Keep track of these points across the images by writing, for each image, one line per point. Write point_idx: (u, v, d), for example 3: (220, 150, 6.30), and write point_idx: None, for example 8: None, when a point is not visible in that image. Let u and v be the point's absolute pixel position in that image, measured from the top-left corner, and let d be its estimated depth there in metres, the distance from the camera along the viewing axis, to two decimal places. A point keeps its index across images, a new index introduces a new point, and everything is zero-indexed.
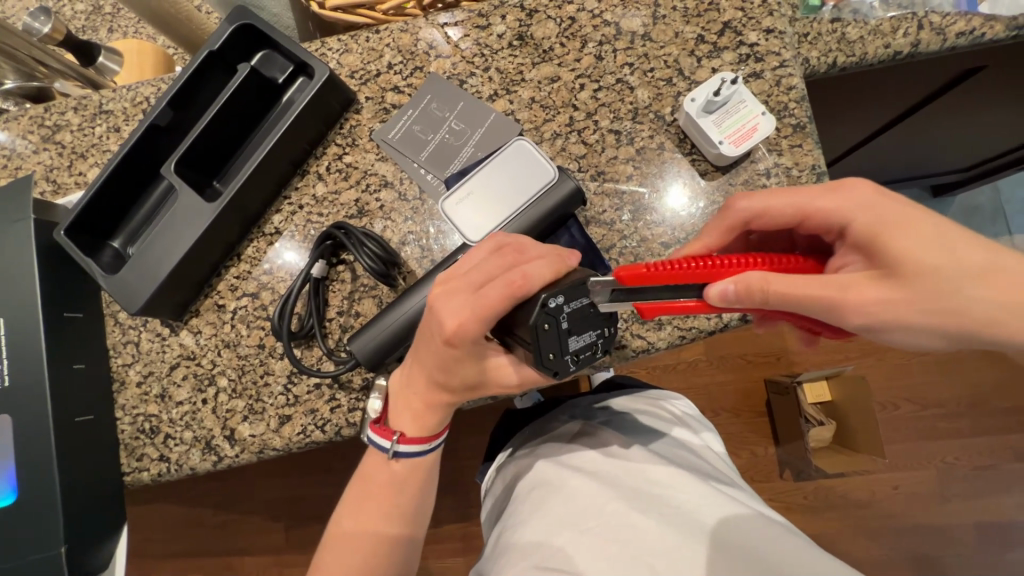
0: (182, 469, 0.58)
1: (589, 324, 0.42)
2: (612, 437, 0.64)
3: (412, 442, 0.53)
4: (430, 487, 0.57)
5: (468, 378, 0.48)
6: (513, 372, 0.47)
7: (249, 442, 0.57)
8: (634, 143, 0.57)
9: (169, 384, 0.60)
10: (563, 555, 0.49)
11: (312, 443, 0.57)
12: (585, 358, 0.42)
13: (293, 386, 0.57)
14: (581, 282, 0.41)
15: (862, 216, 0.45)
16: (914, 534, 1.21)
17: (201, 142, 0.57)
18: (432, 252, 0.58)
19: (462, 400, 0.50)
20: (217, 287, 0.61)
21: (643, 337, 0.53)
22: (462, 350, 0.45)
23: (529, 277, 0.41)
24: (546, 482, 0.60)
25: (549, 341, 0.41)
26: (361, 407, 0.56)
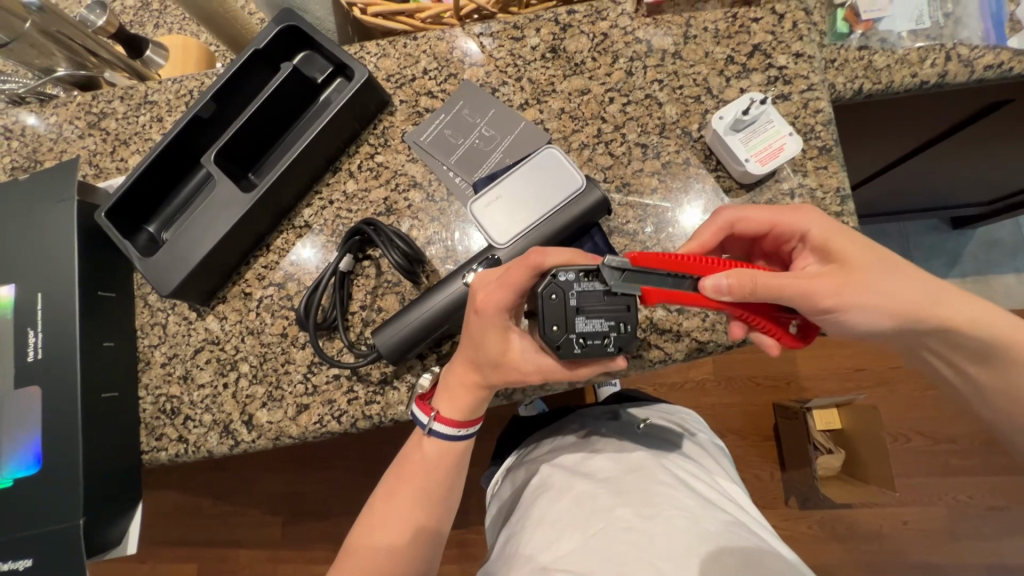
0: (198, 451, 0.59)
1: (600, 311, 0.42)
2: (623, 445, 0.65)
3: (448, 423, 0.53)
4: (450, 488, 0.57)
5: (490, 355, 0.48)
6: (533, 361, 0.47)
7: (266, 428, 0.58)
8: (661, 157, 0.58)
9: (193, 366, 0.61)
10: (567, 556, 0.49)
11: (327, 433, 0.57)
12: (592, 345, 0.42)
13: (313, 375, 0.58)
14: (596, 264, 0.42)
15: (813, 224, 0.49)
16: (920, 572, 1.18)
17: (241, 137, 0.60)
18: (456, 254, 0.59)
19: (491, 381, 0.50)
20: (246, 275, 0.63)
21: (660, 347, 0.53)
22: (486, 320, 0.47)
23: (549, 254, 0.43)
24: (554, 484, 0.60)
25: (554, 313, 0.42)
26: (378, 400, 0.57)
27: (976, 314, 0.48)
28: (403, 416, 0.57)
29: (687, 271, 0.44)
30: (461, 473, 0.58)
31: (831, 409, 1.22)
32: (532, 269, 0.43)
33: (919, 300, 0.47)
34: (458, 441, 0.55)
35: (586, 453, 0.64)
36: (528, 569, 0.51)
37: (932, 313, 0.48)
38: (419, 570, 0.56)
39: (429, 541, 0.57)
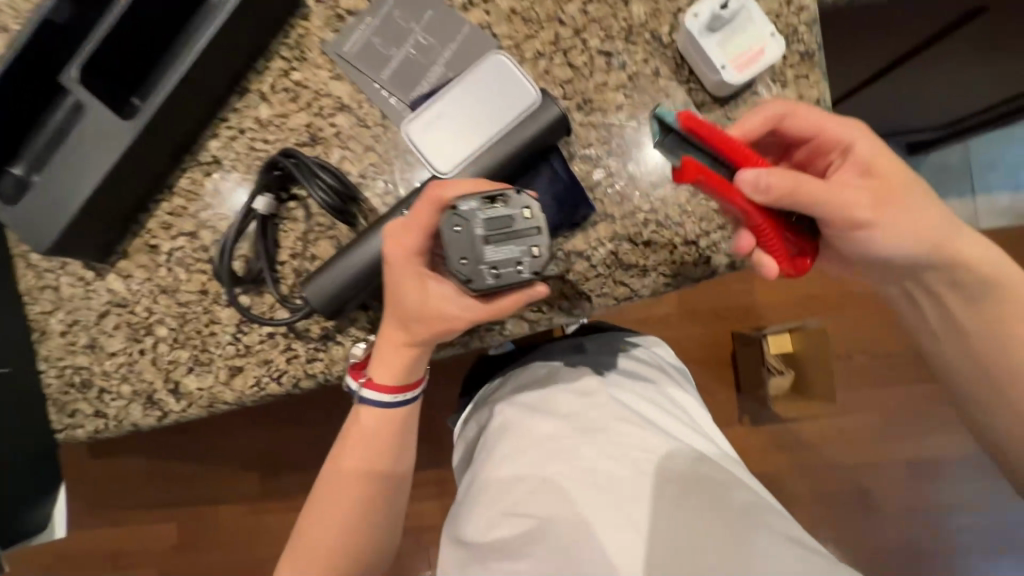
0: (122, 425, 0.53)
1: (508, 239, 0.40)
2: (586, 378, 0.61)
3: (378, 389, 0.49)
4: (406, 434, 0.54)
5: (413, 306, 0.45)
6: (457, 305, 0.45)
7: (196, 395, 0.52)
8: (627, 67, 0.50)
9: (99, 333, 0.53)
10: (531, 498, 0.50)
11: (268, 396, 0.52)
12: (506, 272, 0.41)
13: (243, 335, 0.52)
14: (497, 192, 0.41)
15: (860, 137, 0.46)
16: (854, 471, 1.31)
17: (120, 47, 0.47)
18: (397, 190, 0.51)
19: (421, 337, 0.46)
20: (149, 224, 0.53)
21: (627, 285, 0.49)
22: (400, 266, 0.44)
23: (449, 187, 0.42)
24: (516, 425, 0.57)
25: (460, 245, 0.40)
26: (321, 357, 0.51)
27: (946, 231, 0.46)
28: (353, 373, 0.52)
29: (730, 157, 0.42)
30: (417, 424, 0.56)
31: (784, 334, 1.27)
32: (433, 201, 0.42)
33: (929, 220, 0.46)
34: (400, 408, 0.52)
35: (548, 389, 0.60)
36: (489, 515, 0.51)
37: (903, 230, 0.45)
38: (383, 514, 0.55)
39: (390, 484, 0.55)
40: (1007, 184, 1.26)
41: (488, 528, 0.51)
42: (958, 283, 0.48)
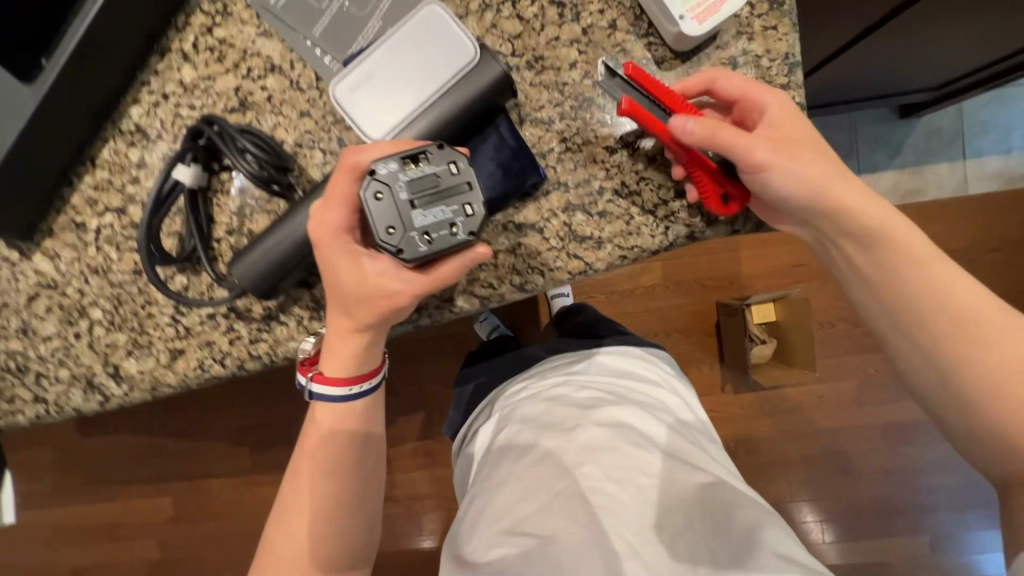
0: (64, 410, 0.51)
1: (436, 201, 0.40)
2: (589, 399, 0.65)
3: (327, 384, 0.47)
4: (369, 429, 0.52)
5: (350, 291, 0.43)
6: (397, 285, 0.42)
7: (138, 378, 0.50)
8: (581, 20, 0.46)
9: (31, 317, 0.50)
10: (530, 519, 0.54)
11: (213, 378, 0.50)
12: (439, 235, 0.40)
13: (183, 317, 0.49)
14: (416, 151, 0.41)
15: (777, 101, 0.42)
16: (831, 435, 1.34)
17: None
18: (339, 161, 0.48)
19: (366, 322, 0.44)
20: (72, 200, 0.50)
21: (581, 257, 0.46)
22: (328, 248, 0.43)
23: (364, 151, 0.41)
24: (521, 445, 0.62)
25: (385, 212, 0.40)
26: (265, 338, 0.49)
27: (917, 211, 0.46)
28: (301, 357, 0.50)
29: (663, 102, 0.43)
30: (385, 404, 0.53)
31: (768, 302, 1.24)
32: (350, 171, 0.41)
33: (819, 169, 0.41)
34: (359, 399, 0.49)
35: (553, 408, 0.64)
36: (490, 535, 0.54)
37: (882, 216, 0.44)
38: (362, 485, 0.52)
39: (370, 445, 0.52)
40: (998, 148, 1.22)
41: (488, 548, 0.54)
42: (846, 228, 0.42)
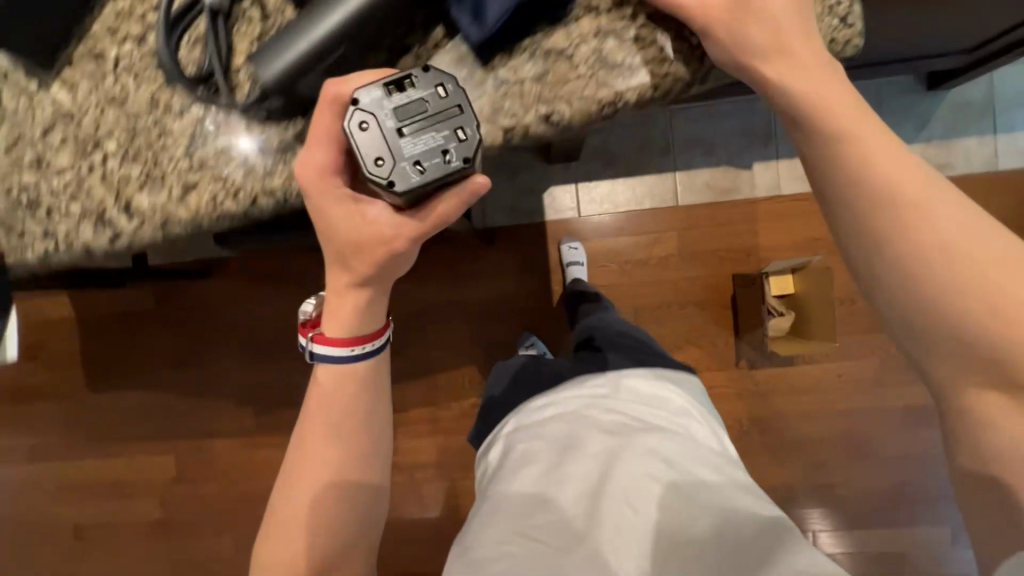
0: (71, 243, 0.62)
1: (422, 135, 0.59)
2: (586, 420, 1.08)
3: (327, 345, 0.69)
4: (368, 389, 0.72)
5: (350, 236, 0.62)
6: (390, 224, 0.61)
7: (145, 210, 0.61)
8: None
9: (48, 150, 0.63)
10: (534, 520, 0.89)
11: (219, 210, 0.61)
12: (428, 159, 0.58)
13: (195, 150, 0.62)
14: (396, 94, 0.59)
15: None
16: None
17: None
18: (356, 110, 0.58)
19: (359, 268, 0.63)
20: (97, 35, 0.65)
21: (561, 111, 0.64)
22: (332, 191, 0.60)
23: (344, 87, 0.58)
24: (536, 456, 1.04)
25: (379, 142, 0.58)
26: (275, 169, 0.62)
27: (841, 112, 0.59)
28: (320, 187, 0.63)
29: None
30: (384, 376, 0.74)
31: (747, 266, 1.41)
32: (332, 103, 0.57)
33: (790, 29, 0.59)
34: (354, 362, 0.70)
35: (561, 425, 1.09)
36: (504, 540, 0.86)
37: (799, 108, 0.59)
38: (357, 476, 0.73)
39: (370, 402, 0.73)
40: None
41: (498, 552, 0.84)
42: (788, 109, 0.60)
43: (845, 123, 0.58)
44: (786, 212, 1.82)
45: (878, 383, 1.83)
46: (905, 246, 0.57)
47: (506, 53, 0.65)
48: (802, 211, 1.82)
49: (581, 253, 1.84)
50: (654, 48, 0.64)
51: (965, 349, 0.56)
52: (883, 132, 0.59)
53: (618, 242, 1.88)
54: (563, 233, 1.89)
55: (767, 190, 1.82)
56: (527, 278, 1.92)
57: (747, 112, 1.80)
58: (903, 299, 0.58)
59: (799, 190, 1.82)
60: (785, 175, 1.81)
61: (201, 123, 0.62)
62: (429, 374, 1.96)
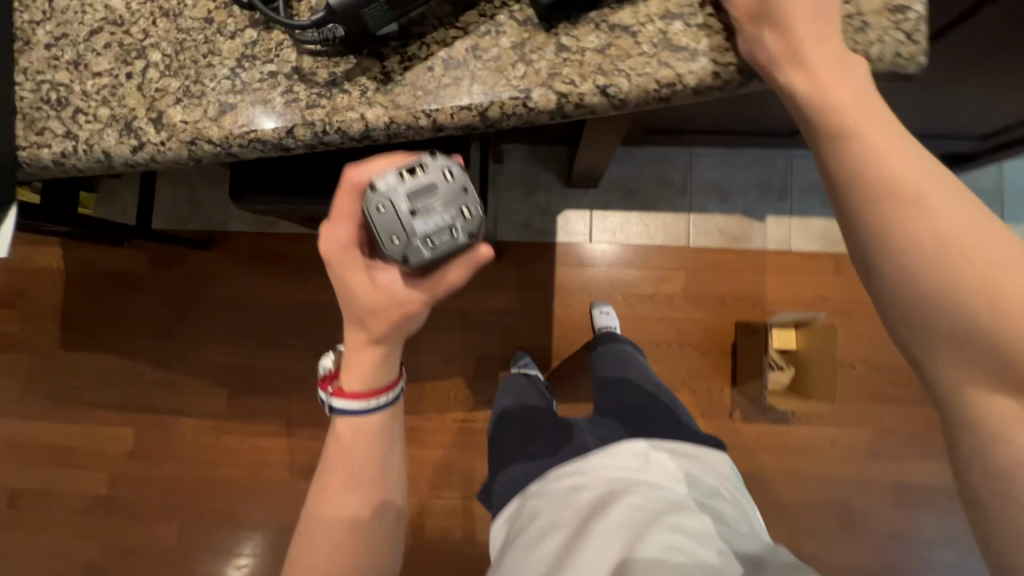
0: (92, 147, 0.64)
1: (433, 214, 0.69)
2: (609, 491, 1.06)
3: (345, 399, 0.71)
4: (379, 442, 0.74)
5: (368, 298, 0.68)
6: (403, 288, 0.69)
7: (175, 126, 0.63)
8: None
9: (92, 57, 0.66)
10: None
11: (251, 135, 0.62)
12: (438, 234, 0.68)
13: (240, 73, 0.63)
14: (408, 178, 0.69)
15: None
16: None
17: None
18: (373, 192, 0.67)
19: (375, 326, 0.69)
20: None
21: (614, 87, 0.62)
22: (353, 260, 0.69)
23: (362, 172, 0.68)
24: (553, 523, 1.04)
25: (394, 221, 0.67)
26: (319, 102, 0.63)
27: (866, 116, 0.53)
28: (357, 125, 0.62)
29: None
30: (395, 425, 0.76)
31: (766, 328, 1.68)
32: (352, 189, 0.67)
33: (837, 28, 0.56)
34: (369, 414, 0.73)
35: (581, 492, 1.09)
36: None
37: (824, 109, 0.54)
38: (372, 525, 0.75)
39: (382, 455, 0.75)
40: None
41: None
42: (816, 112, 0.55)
43: (846, 104, 0.54)
44: (794, 268, 1.83)
45: (872, 454, 1.78)
46: (901, 241, 0.50)
47: (571, 23, 0.64)
48: (810, 270, 1.82)
49: (614, 317, 1.78)
50: (720, 36, 0.62)
51: (972, 358, 0.48)
52: (887, 120, 0.53)
53: (625, 274, 1.87)
54: (571, 258, 1.89)
55: (777, 244, 1.83)
56: (530, 297, 1.89)
57: (765, 166, 1.84)
58: (899, 298, 0.52)
59: (810, 248, 1.83)
60: (797, 232, 1.83)
61: (252, 48, 0.64)
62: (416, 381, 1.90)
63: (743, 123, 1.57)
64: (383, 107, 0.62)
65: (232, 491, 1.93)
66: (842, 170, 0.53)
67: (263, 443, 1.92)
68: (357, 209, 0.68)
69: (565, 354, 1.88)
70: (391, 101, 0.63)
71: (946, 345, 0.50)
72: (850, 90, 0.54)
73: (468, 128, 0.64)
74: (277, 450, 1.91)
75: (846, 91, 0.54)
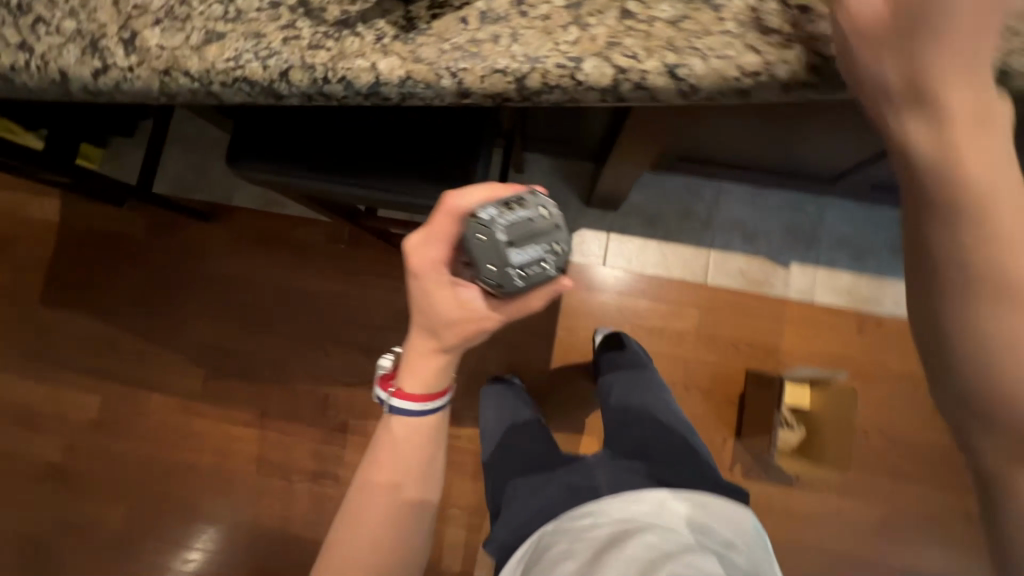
0: (50, 63, 0.61)
1: (528, 246, 0.70)
2: (627, 528, 0.97)
3: (408, 398, 0.80)
4: (432, 437, 0.85)
5: (446, 311, 0.74)
6: (483, 306, 0.74)
7: (148, 51, 0.60)
8: None
9: None
10: None
11: (236, 68, 0.59)
12: (531, 265, 0.70)
13: (234, 4, 0.61)
14: (508, 208, 0.70)
15: None
16: None
17: None
18: (474, 218, 0.69)
19: (446, 338, 0.76)
20: None
21: (689, 67, 0.54)
22: (440, 276, 0.74)
23: (465, 197, 0.71)
24: (564, 556, 0.95)
25: (491, 249, 0.69)
26: (318, 42, 0.59)
27: (994, 196, 0.47)
28: (366, 75, 0.58)
29: None
30: (439, 428, 0.86)
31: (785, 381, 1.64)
32: (454, 215, 0.71)
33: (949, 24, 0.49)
34: (425, 415, 0.83)
35: (596, 528, 1.00)
36: None
37: (944, 183, 0.47)
38: (418, 514, 0.83)
39: (432, 449, 0.85)
40: None
41: None
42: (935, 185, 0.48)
43: (972, 161, 0.47)
44: (814, 321, 1.73)
45: (881, 532, 1.64)
46: (999, 333, 0.47)
47: None
48: (832, 325, 1.72)
49: None
50: (793, 13, 0.55)
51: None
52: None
53: (635, 304, 1.77)
54: (581, 279, 1.79)
55: (800, 294, 1.74)
56: (532, 314, 1.79)
57: (794, 211, 1.75)
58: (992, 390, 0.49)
59: (833, 302, 1.73)
60: (821, 283, 1.74)
61: None
62: None
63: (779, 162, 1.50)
64: (401, 59, 0.58)
65: (192, 477, 1.80)
66: (944, 227, 0.48)
67: (231, 431, 1.80)
68: (457, 230, 0.72)
69: (563, 380, 1.77)
70: (412, 53, 0.58)
71: (1011, 406, 0.48)
72: (982, 161, 0.47)
73: (501, 95, 0.57)
74: (246, 440, 1.79)
75: (978, 163, 0.47)
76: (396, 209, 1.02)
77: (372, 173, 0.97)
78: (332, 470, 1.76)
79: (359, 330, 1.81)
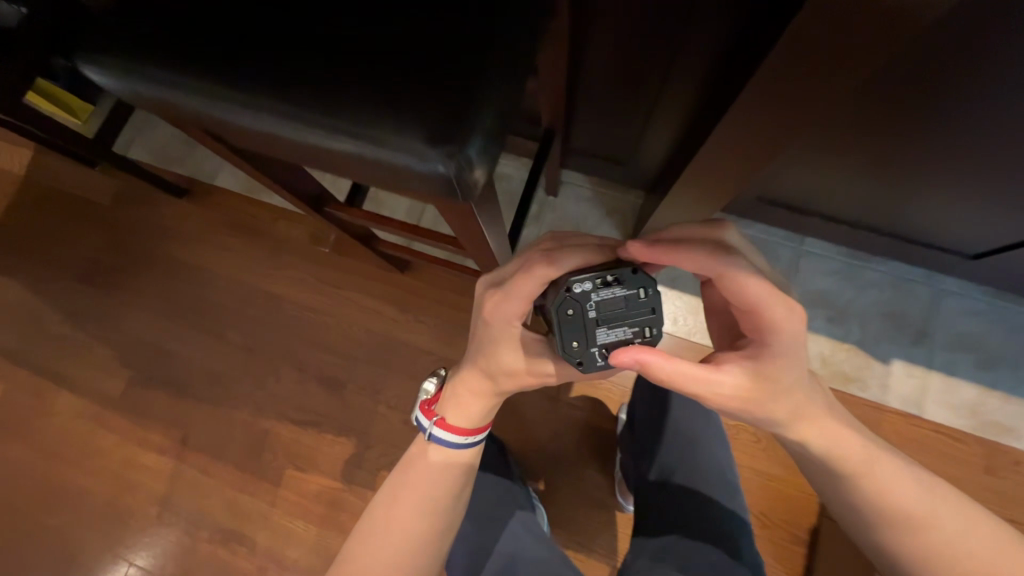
0: None
1: (616, 325, 0.63)
2: None
3: (447, 428, 0.79)
4: (460, 472, 0.81)
5: (513, 366, 0.70)
6: (552, 366, 0.68)
7: None
8: None
9: None
10: None
11: None
12: (614, 346, 0.64)
13: None
14: (602, 281, 0.63)
15: None
16: None
17: None
18: (564, 290, 0.62)
19: (505, 389, 0.75)
20: None
21: None
22: (515, 332, 0.68)
23: (558, 263, 0.62)
24: None
25: (574, 322, 0.63)
26: None
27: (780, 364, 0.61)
28: None
29: None
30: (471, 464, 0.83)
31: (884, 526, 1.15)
32: (543, 282, 0.63)
33: None
34: (462, 449, 0.81)
35: None
36: None
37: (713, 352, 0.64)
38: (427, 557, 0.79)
39: (457, 485, 0.81)
40: None
41: None
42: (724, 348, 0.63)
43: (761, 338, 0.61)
44: (919, 443, 1.27)
45: None
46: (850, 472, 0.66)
47: None
48: (944, 453, 1.26)
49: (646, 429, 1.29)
50: None
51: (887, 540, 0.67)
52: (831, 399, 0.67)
53: None
54: None
55: (902, 402, 1.29)
56: None
57: (898, 291, 1.35)
58: (849, 503, 0.68)
59: (949, 423, 1.28)
60: (932, 394, 1.29)
61: None
62: (360, 440, 1.38)
63: (899, 214, 1.13)
64: None
65: (76, 510, 1.40)
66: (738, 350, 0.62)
67: (140, 458, 1.41)
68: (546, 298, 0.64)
69: (568, 465, 1.33)
70: None
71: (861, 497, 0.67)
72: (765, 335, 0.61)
73: None
74: (153, 473, 1.40)
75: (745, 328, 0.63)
76: (344, 167, 0.63)
77: (318, 100, 0.60)
78: (250, 534, 1.34)
79: (323, 355, 1.44)
